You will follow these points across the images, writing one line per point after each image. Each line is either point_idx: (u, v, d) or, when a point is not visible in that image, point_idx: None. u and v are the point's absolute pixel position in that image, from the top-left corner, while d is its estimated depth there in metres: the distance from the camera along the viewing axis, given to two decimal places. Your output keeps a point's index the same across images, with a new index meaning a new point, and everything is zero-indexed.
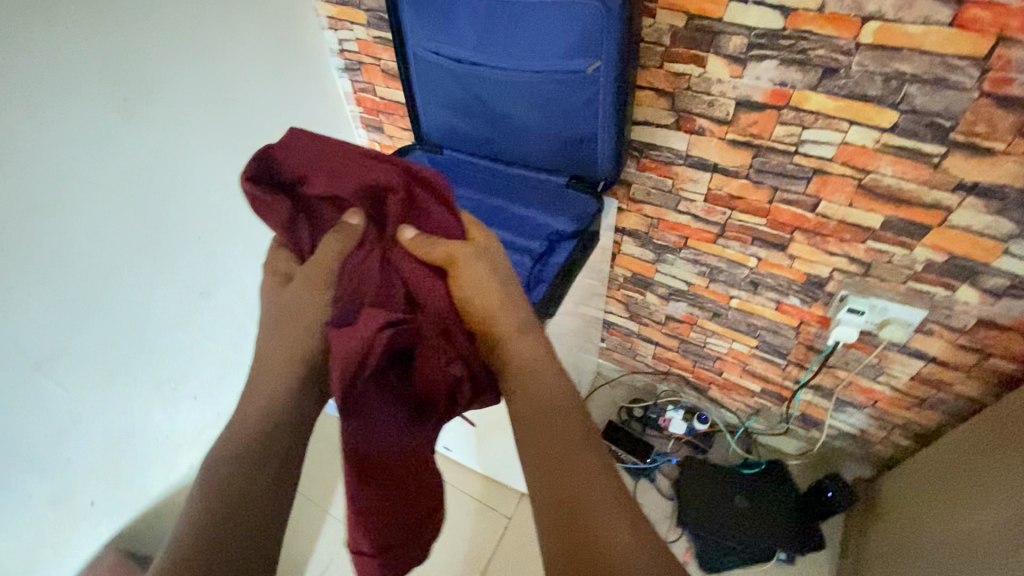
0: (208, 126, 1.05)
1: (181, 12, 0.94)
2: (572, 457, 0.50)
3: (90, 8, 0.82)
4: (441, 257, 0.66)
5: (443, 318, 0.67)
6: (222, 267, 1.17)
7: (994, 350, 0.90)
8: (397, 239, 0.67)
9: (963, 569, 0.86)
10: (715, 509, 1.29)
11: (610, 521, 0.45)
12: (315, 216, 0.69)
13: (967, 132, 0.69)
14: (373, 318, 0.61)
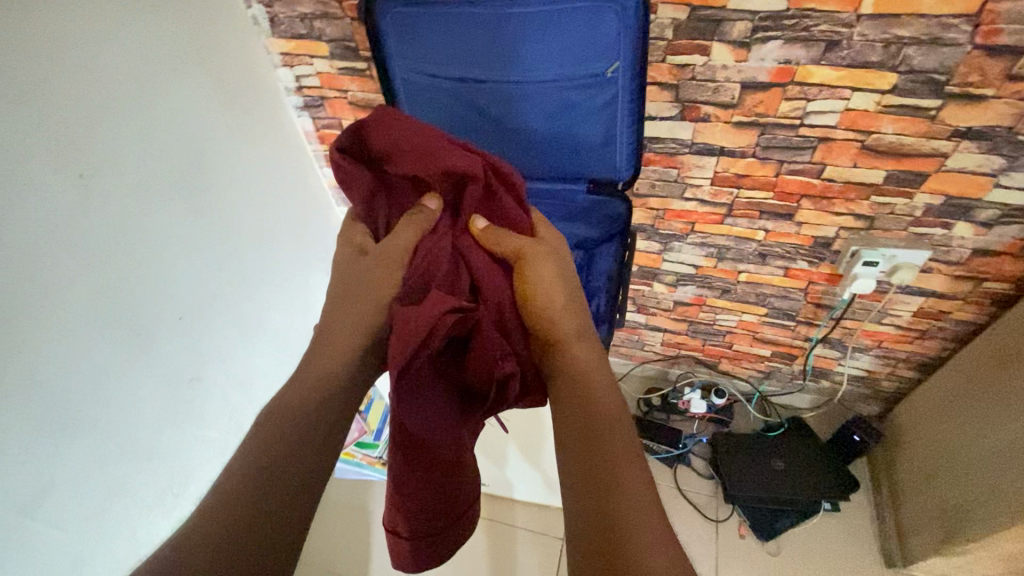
0: (177, 191, 0.92)
1: (127, 66, 0.81)
2: (607, 446, 0.49)
3: (24, 74, 0.69)
4: (511, 252, 0.63)
5: (501, 312, 0.62)
6: (209, 345, 1.03)
7: (987, 274, 1.00)
8: (468, 228, 0.65)
9: (1003, 478, 0.94)
10: (757, 477, 1.32)
11: (637, 514, 0.43)
12: (393, 192, 0.67)
13: (961, 83, 0.76)
14: (439, 301, 0.56)
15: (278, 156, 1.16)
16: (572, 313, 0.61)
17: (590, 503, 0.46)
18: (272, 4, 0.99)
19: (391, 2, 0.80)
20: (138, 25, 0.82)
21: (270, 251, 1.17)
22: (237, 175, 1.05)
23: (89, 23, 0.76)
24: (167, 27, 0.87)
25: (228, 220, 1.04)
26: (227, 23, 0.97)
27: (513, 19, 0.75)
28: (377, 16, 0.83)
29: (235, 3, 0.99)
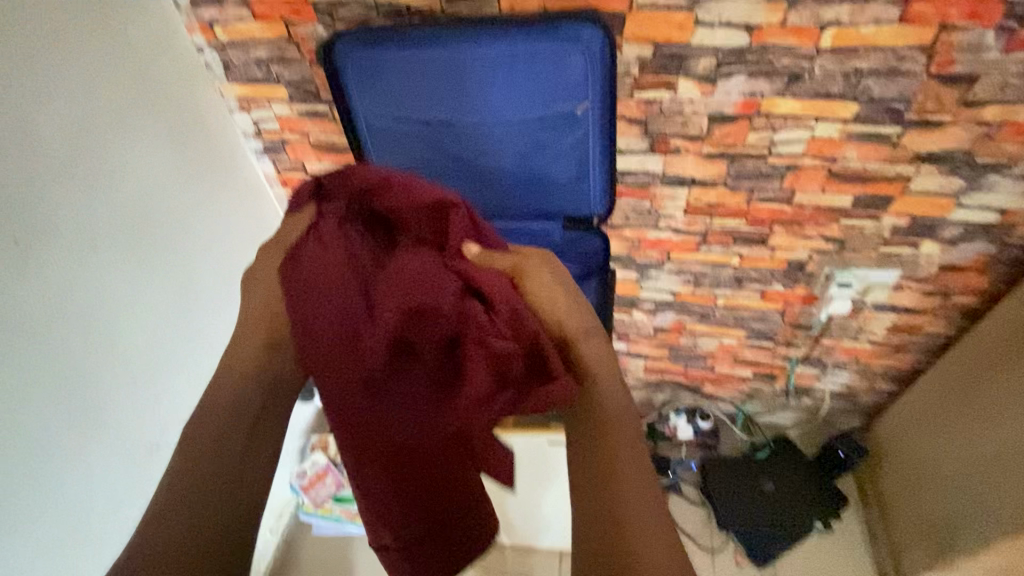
0: (123, 252, 0.86)
1: (63, 121, 0.75)
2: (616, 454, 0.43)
3: None
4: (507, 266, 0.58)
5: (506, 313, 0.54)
6: (162, 410, 0.97)
7: (955, 289, 1.02)
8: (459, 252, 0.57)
9: (991, 489, 0.94)
10: (749, 501, 1.31)
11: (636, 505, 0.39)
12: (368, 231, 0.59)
13: (920, 111, 0.77)
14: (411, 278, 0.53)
15: (237, 204, 1.10)
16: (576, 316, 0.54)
17: (586, 486, 0.41)
18: (225, 48, 0.93)
19: (352, 47, 0.78)
20: (77, 79, 0.77)
21: (233, 303, 1.10)
22: (191, 228, 0.99)
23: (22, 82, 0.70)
24: (109, 80, 0.81)
25: (182, 276, 0.98)
26: (177, 70, 0.92)
27: (480, 60, 0.74)
28: (337, 60, 0.80)
29: (185, 49, 0.93)
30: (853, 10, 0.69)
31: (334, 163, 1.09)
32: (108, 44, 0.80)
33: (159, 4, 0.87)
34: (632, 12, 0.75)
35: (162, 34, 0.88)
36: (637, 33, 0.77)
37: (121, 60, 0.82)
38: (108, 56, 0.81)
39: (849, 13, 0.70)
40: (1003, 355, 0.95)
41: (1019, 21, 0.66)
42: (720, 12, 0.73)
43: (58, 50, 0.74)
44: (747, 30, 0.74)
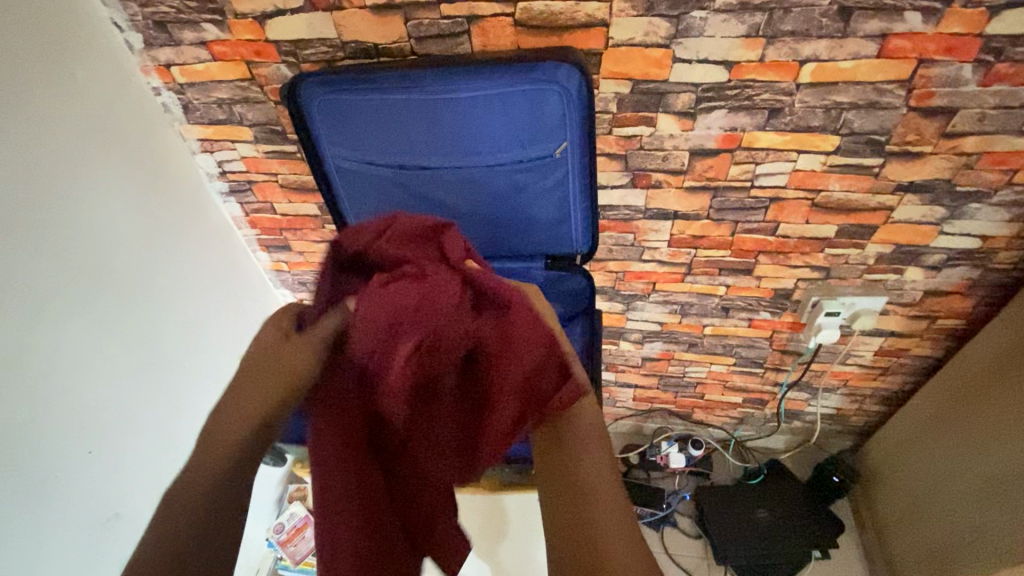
0: (75, 310, 0.79)
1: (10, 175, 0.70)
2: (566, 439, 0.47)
3: None
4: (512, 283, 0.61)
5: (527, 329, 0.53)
6: (126, 476, 0.89)
7: (941, 313, 1.01)
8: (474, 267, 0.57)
9: (984, 515, 0.93)
10: (746, 533, 1.28)
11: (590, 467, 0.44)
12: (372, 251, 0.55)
13: (900, 142, 0.77)
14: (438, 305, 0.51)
15: (203, 249, 1.05)
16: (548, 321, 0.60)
17: (546, 455, 0.46)
18: (184, 90, 0.88)
19: (318, 89, 0.74)
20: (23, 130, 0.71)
21: (200, 352, 1.05)
22: (153, 276, 0.93)
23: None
24: (57, 127, 0.75)
25: (144, 330, 0.91)
26: (133, 114, 0.87)
27: (452, 104, 0.71)
28: (303, 102, 0.76)
29: (141, 90, 0.88)
30: (831, 46, 0.68)
31: (304, 203, 1.05)
32: (57, 90, 0.75)
33: (112, 46, 0.82)
34: (608, 50, 0.73)
35: (117, 76, 0.83)
36: (614, 70, 0.75)
37: (70, 106, 0.77)
38: (56, 101, 0.75)
39: (827, 49, 0.68)
40: (989, 379, 0.94)
41: (995, 55, 0.66)
42: (698, 49, 0.71)
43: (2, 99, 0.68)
44: (725, 66, 0.72)
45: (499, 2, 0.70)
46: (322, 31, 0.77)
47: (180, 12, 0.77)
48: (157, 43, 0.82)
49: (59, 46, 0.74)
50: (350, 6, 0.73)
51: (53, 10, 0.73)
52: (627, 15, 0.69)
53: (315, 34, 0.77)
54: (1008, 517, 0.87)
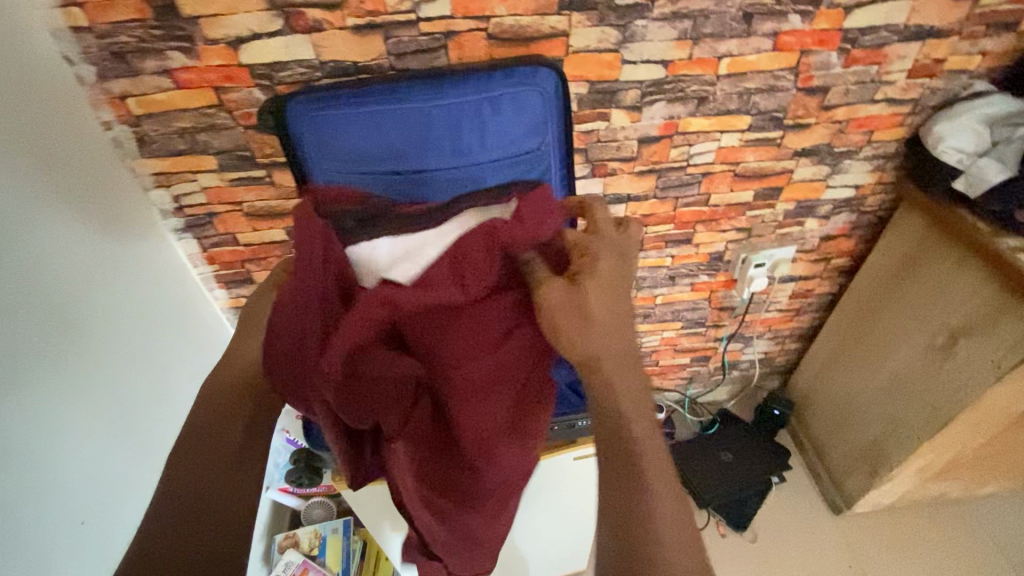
0: (50, 378, 0.72)
1: None
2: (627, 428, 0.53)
3: None
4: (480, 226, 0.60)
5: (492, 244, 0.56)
6: (105, 548, 0.82)
7: (833, 254, 1.25)
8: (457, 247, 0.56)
9: (901, 406, 1.14)
10: (717, 475, 1.43)
11: (656, 508, 0.51)
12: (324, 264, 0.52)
13: (794, 116, 0.97)
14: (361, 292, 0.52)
15: (158, 295, 0.98)
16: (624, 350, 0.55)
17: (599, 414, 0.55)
18: (140, 122, 0.85)
19: (307, 108, 0.78)
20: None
21: (163, 404, 0.98)
22: (118, 325, 0.86)
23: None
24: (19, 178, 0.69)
25: (112, 384, 0.84)
26: (84, 153, 0.81)
27: (443, 108, 0.77)
28: (291, 121, 0.79)
29: (91, 128, 0.82)
30: (740, 44, 0.86)
31: (271, 230, 1.03)
32: (16, 135, 0.69)
33: (62, 80, 0.77)
34: (569, 57, 0.84)
35: (67, 113, 0.78)
36: (575, 74, 0.87)
37: (27, 149, 0.71)
38: (14, 144, 0.69)
39: (737, 46, 0.86)
40: (881, 297, 1.18)
41: (852, 44, 0.88)
42: (641, 51, 0.85)
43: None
44: (663, 64, 0.87)
45: (474, 18, 0.79)
46: (299, 53, 0.79)
47: (142, 41, 0.76)
48: (111, 74, 0.79)
49: (10, 84, 0.69)
50: (330, 28, 0.77)
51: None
52: (584, 26, 0.81)
53: (292, 56, 0.79)
54: (922, 399, 1.08)
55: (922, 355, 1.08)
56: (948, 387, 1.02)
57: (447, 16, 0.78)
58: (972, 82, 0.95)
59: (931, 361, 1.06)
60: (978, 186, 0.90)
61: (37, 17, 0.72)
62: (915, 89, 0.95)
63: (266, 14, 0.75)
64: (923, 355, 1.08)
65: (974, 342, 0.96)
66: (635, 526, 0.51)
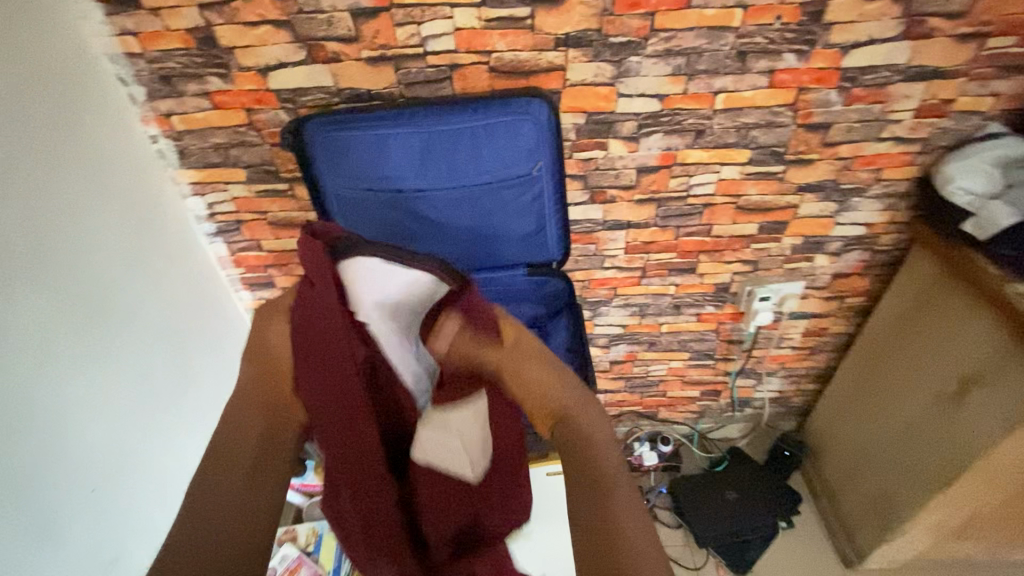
0: (75, 354, 0.79)
1: (18, 214, 0.71)
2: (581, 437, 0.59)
3: None
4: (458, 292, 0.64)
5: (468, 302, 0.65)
6: (117, 521, 0.87)
7: (847, 293, 1.22)
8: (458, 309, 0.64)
9: (911, 457, 1.09)
10: (720, 513, 1.39)
11: (604, 456, 0.58)
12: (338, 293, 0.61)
13: (796, 152, 0.98)
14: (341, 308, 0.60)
15: (184, 289, 1.05)
16: (557, 382, 0.63)
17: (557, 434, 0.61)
18: (182, 137, 0.96)
19: (319, 128, 0.86)
20: (26, 176, 0.72)
21: (186, 388, 1.05)
22: (148, 313, 0.94)
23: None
24: (57, 174, 0.77)
25: (137, 366, 0.91)
26: (127, 156, 0.91)
27: (441, 134, 0.84)
28: (306, 139, 0.87)
29: (139, 139, 0.94)
30: (735, 80, 0.88)
31: (292, 239, 1.12)
32: (67, 138, 0.79)
33: (116, 98, 0.88)
34: (566, 89, 0.89)
35: (116, 121, 0.89)
36: (572, 105, 0.91)
37: (76, 153, 0.81)
38: (61, 142, 0.78)
39: (732, 82, 0.89)
40: (894, 341, 1.14)
41: (851, 82, 0.89)
42: (636, 85, 0.89)
43: (15, 149, 0.71)
44: (658, 98, 0.91)
45: (476, 53, 0.85)
46: (320, 80, 0.88)
47: (186, 67, 0.87)
48: (159, 95, 0.90)
49: (64, 94, 0.79)
50: (347, 59, 0.86)
51: (62, 63, 0.79)
52: (580, 61, 0.86)
53: (314, 83, 0.88)
54: (932, 450, 1.03)
55: (933, 403, 1.03)
56: (958, 439, 0.97)
57: (452, 50, 0.85)
58: (985, 124, 0.93)
59: (942, 408, 1.01)
60: (988, 229, 0.85)
61: (100, 44, 0.84)
62: (924, 128, 0.94)
63: (292, 47, 0.85)
64: (934, 403, 1.03)
65: (985, 391, 0.91)
66: (601, 475, 0.56)
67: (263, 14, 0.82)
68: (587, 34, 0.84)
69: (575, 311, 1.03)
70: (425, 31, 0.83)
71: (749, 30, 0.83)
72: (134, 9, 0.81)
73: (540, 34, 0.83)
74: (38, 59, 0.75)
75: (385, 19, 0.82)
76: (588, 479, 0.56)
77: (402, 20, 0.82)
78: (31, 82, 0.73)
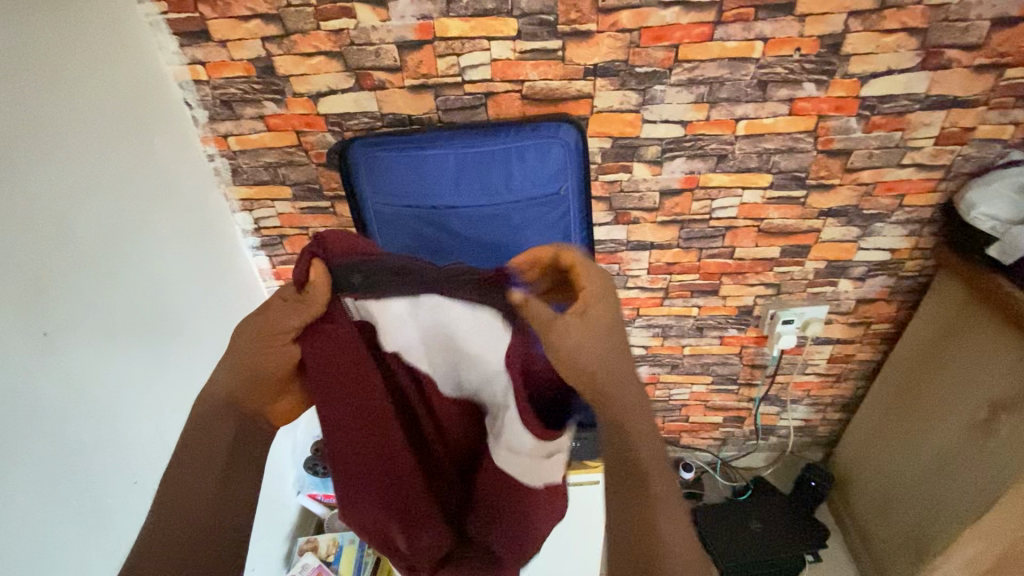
0: (133, 347, 0.83)
1: (96, 212, 0.78)
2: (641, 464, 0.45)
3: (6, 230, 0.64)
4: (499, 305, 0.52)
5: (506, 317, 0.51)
6: None
7: (872, 318, 1.21)
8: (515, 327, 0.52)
9: (945, 487, 1.06)
10: (742, 544, 1.35)
11: (650, 447, 0.46)
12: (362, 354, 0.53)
13: (817, 177, 1.00)
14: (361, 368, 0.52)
15: (230, 294, 1.12)
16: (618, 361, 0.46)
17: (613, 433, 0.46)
18: (236, 156, 1.04)
19: (363, 149, 0.93)
20: (102, 181, 0.79)
21: None
22: (196, 314, 0.99)
23: (58, 186, 0.72)
24: (127, 180, 0.84)
25: (184, 364, 0.95)
26: (188, 171, 0.99)
27: (475, 155, 0.90)
28: (351, 160, 0.94)
29: (199, 156, 1.02)
30: (756, 108, 0.93)
31: None
32: (138, 150, 0.87)
33: (181, 120, 0.97)
34: (594, 115, 0.95)
35: (181, 140, 0.97)
36: (599, 130, 0.97)
37: (144, 162, 0.88)
38: (132, 153, 0.86)
39: (754, 109, 0.93)
40: (923, 366, 1.12)
41: (871, 110, 0.92)
42: (660, 112, 0.94)
43: (88, 152, 0.77)
44: (682, 125, 0.95)
45: (510, 81, 0.92)
46: (365, 105, 0.96)
47: (246, 93, 0.96)
48: (219, 118, 0.99)
49: (134, 109, 0.86)
50: (391, 86, 0.93)
51: (137, 85, 0.87)
52: (608, 89, 0.92)
53: (360, 108, 0.96)
54: (965, 479, 1.00)
55: (966, 431, 1.01)
56: (994, 466, 0.94)
57: (488, 79, 0.92)
58: (1008, 151, 0.94)
59: (974, 437, 0.99)
60: (1012, 254, 0.86)
61: (172, 72, 0.94)
62: (945, 155, 0.96)
63: (342, 75, 0.92)
64: (967, 431, 1.01)
65: (1016, 418, 0.90)
66: (637, 471, 0.45)
67: (318, 46, 0.90)
68: (615, 65, 0.89)
69: None
70: (464, 62, 0.90)
71: (770, 61, 0.88)
72: (204, 41, 0.91)
73: (571, 64, 0.89)
74: (115, 80, 0.83)
75: (428, 51, 0.89)
76: (626, 478, 0.45)
77: (443, 52, 0.89)
78: (109, 100, 0.81)
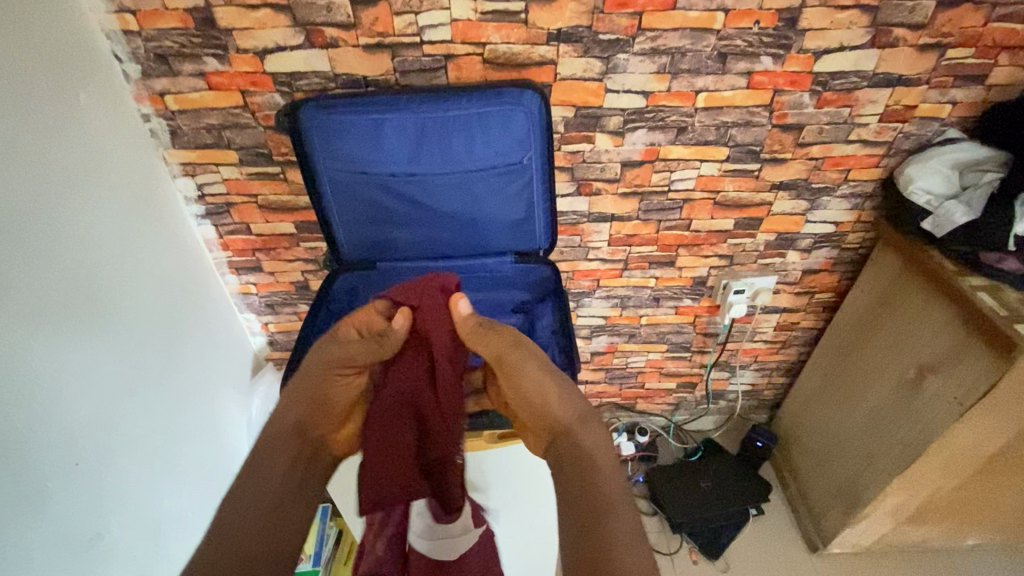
0: (66, 321, 0.77)
1: (20, 170, 0.71)
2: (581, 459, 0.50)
3: None
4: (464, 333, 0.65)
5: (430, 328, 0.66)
6: (109, 494, 0.85)
7: (816, 288, 1.28)
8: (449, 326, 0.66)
9: (874, 444, 1.15)
10: (691, 501, 1.42)
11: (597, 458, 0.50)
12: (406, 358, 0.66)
13: (771, 151, 1.03)
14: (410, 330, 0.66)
15: (173, 264, 1.05)
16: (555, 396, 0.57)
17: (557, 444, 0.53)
18: (174, 116, 0.97)
19: (316, 111, 0.86)
20: (23, 138, 0.71)
21: (171, 368, 1.02)
22: (136, 284, 0.93)
23: None
24: (51, 137, 0.76)
25: (124, 337, 0.89)
26: (120, 130, 0.91)
27: (436, 120, 0.86)
28: (301, 122, 0.88)
29: (132, 115, 0.94)
30: (715, 81, 0.94)
31: (282, 222, 1.13)
32: (64, 103, 0.79)
33: (110, 73, 0.89)
34: (556, 82, 0.93)
35: (107, 96, 0.88)
36: (562, 99, 0.95)
37: (69, 117, 0.80)
38: (55, 106, 0.77)
39: (713, 82, 0.94)
40: (860, 332, 1.20)
41: (823, 86, 0.94)
42: (623, 81, 0.94)
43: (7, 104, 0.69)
44: (644, 94, 0.95)
45: (471, 44, 0.89)
46: (317, 65, 0.90)
47: (183, 47, 0.88)
48: (154, 73, 0.91)
49: (57, 60, 0.78)
50: (344, 44, 0.88)
51: (57, 33, 0.78)
52: (570, 56, 0.90)
53: (311, 68, 0.90)
54: (892, 435, 1.09)
55: (895, 392, 1.10)
56: (918, 421, 1.03)
57: (448, 40, 0.88)
58: (945, 129, 1.00)
59: (903, 396, 1.07)
60: (946, 227, 0.92)
61: (97, 20, 0.85)
62: (888, 132, 1.00)
63: (290, 31, 0.87)
64: (896, 392, 1.09)
65: (941, 378, 0.98)
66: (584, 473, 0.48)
67: None
68: (578, 31, 0.87)
69: (558, 297, 1.06)
70: (422, 21, 0.86)
71: (730, 33, 0.88)
72: None
73: (534, 28, 0.87)
74: (32, 25, 0.74)
75: (383, 7, 0.84)
76: (584, 506, 0.45)
77: (400, 9, 0.85)
78: (23, 48, 0.72)
